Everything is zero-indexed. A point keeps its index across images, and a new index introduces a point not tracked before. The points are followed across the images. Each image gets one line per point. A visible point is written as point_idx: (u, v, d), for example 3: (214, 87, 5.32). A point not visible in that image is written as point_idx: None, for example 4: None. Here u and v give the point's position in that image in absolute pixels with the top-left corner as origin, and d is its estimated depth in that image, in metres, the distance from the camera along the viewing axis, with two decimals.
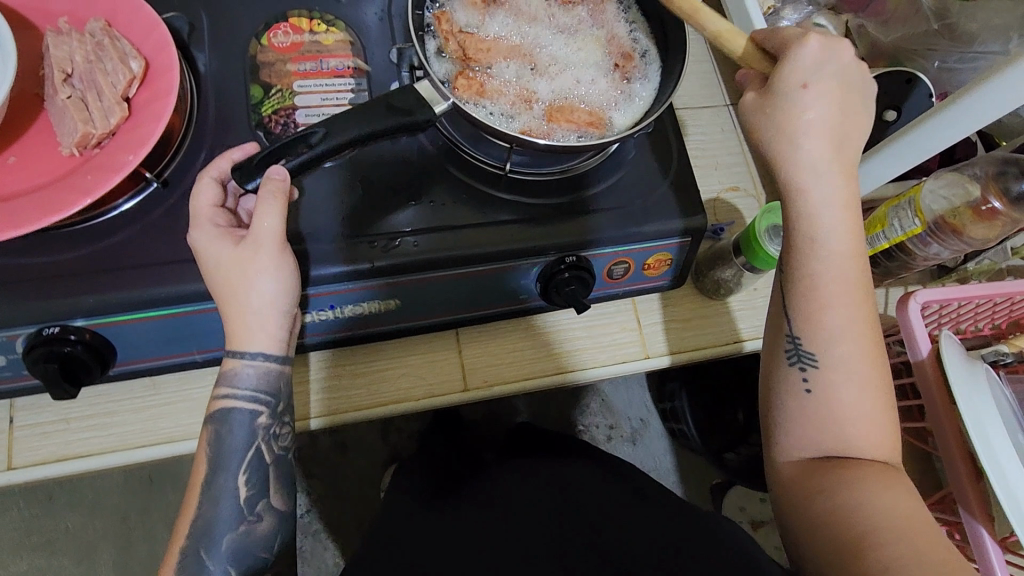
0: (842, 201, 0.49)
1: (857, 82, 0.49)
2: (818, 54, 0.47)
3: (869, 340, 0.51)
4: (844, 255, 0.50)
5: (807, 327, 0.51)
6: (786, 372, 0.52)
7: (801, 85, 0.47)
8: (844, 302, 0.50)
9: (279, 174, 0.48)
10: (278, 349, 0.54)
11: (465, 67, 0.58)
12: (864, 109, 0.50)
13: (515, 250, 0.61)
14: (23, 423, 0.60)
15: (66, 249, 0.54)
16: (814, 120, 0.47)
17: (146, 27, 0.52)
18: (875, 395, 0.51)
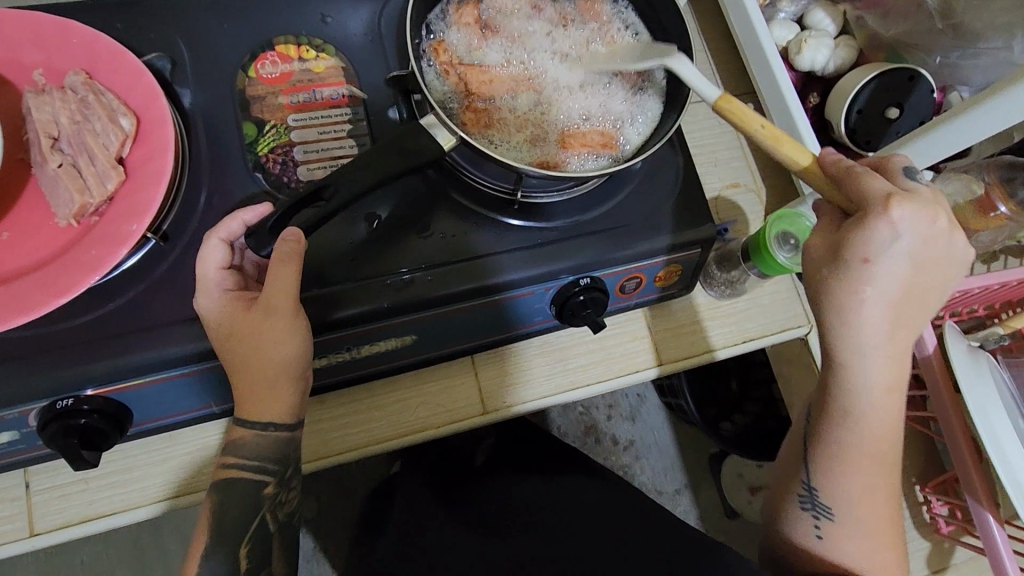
0: (888, 387, 0.49)
1: (937, 258, 0.46)
2: (888, 237, 0.44)
3: (886, 504, 0.53)
4: (879, 429, 0.50)
5: (827, 481, 0.53)
6: (800, 514, 0.55)
7: (864, 262, 0.45)
8: (864, 471, 0.52)
9: (294, 235, 0.48)
10: (289, 416, 0.53)
11: (470, 101, 0.58)
12: (932, 286, 0.48)
13: (530, 278, 0.60)
14: (41, 488, 0.59)
15: (67, 317, 0.51)
16: (873, 301, 0.46)
17: (130, 75, 0.50)
18: (885, 551, 0.52)
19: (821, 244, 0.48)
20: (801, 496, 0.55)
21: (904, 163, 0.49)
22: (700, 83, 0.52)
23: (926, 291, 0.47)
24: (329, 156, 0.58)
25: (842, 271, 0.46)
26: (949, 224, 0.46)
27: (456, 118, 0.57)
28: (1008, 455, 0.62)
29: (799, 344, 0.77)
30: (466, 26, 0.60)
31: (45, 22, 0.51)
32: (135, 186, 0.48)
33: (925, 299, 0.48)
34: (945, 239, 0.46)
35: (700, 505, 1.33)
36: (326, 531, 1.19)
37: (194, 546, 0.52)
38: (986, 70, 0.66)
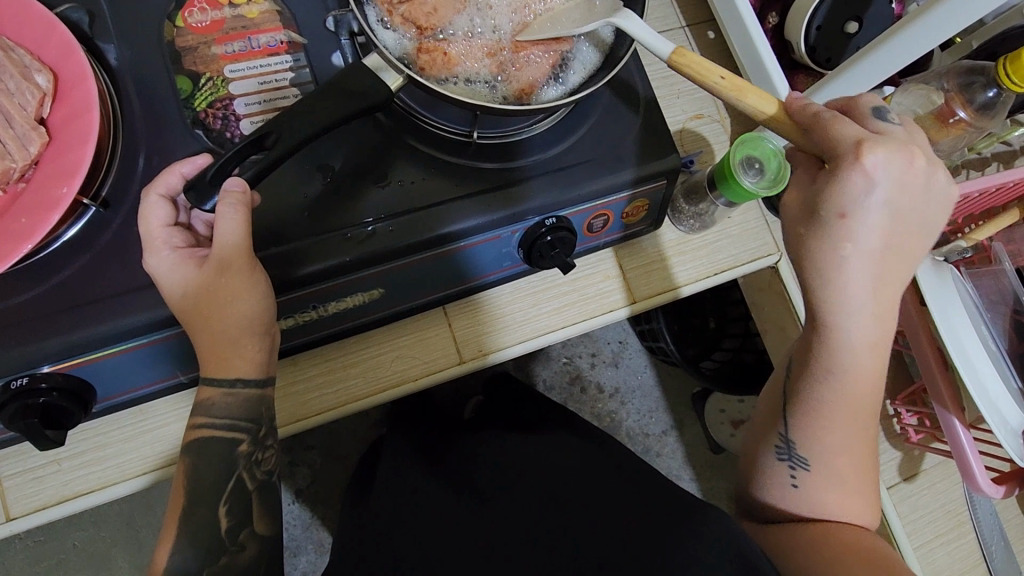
0: (872, 343, 0.48)
1: (919, 199, 0.45)
2: (865, 184, 0.43)
3: (861, 452, 0.54)
4: (863, 386, 0.50)
5: (803, 440, 0.53)
6: (776, 464, 0.56)
7: (840, 215, 0.44)
8: (845, 428, 0.52)
9: (239, 186, 0.46)
10: (256, 373, 0.52)
11: (422, 40, 0.55)
12: (916, 236, 0.47)
13: (497, 221, 0.58)
14: (12, 472, 0.58)
15: (12, 293, 0.49)
16: (852, 259, 0.45)
17: (41, 29, 0.47)
18: (856, 493, 0.54)
19: (798, 196, 0.47)
20: (777, 448, 0.55)
21: (873, 103, 0.48)
22: (650, 38, 0.49)
23: (910, 238, 0.46)
24: (272, 107, 0.55)
25: (815, 229, 0.45)
26: (927, 158, 0.45)
27: (410, 62, 0.54)
28: (970, 357, 0.64)
29: (770, 272, 0.77)
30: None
31: None
32: (60, 148, 0.45)
33: (907, 247, 0.47)
34: (925, 180, 0.45)
35: (686, 443, 1.37)
36: (320, 497, 1.20)
37: (170, 512, 0.52)
38: None
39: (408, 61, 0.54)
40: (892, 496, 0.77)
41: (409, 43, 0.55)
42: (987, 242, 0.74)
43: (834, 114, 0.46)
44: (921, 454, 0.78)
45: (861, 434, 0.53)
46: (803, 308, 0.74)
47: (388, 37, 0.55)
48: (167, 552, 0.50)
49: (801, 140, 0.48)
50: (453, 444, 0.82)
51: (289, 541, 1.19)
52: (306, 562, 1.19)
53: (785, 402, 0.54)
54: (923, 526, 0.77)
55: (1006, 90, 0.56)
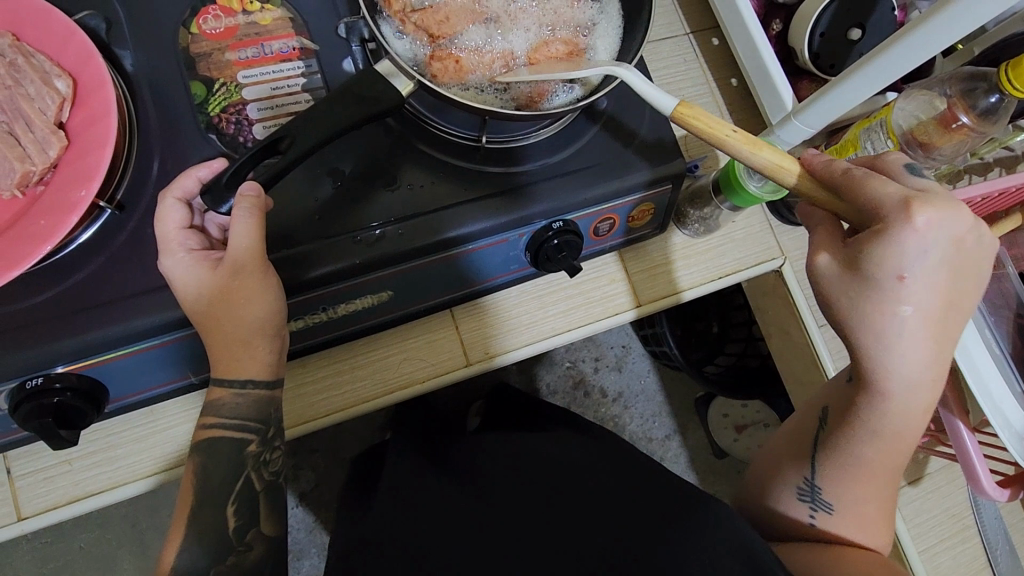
0: (921, 402, 0.49)
1: (970, 262, 0.45)
2: (920, 247, 0.43)
3: (885, 501, 0.55)
4: (901, 441, 0.51)
5: (833, 484, 0.54)
6: (797, 503, 0.57)
7: (898, 277, 0.44)
8: (871, 480, 0.53)
9: (253, 189, 0.47)
10: (267, 373, 0.53)
11: (434, 48, 0.56)
12: (968, 296, 0.46)
13: (505, 225, 0.59)
14: (24, 472, 0.59)
15: (27, 295, 0.50)
16: (908, 319, 0.45)
17: (61, 36, 0.48)
18: (878, 526, 0.55)
19: (840, 257, 0.46)
20: (800, 488, 0.56)
21: (903, 160, 0.48)
22: (655, 95, 0.49)
23: (964, 300, 0.46)
24: (284, 112, 0.56)
25: (864, 290, 0.45)
26: (977, 221, 0.45)
27: (423, 70, 0.55)
28: (973, 361, 0.64)
29: (774, 277, 0.78)
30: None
31: None
32: (79, 152, 0.46)
33: (961, 308, 0.46)
34: (976, 241, 0.45)
35: (689, 447, 1.37)
36: (324, 500, 1.21)
37: (179, 511, 0.52)
38: None
39: (421, 68, 0.55)
40: (896, 499, 0.77)
41: (422, 52, 0.56)
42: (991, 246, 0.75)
43: (867, 171, 0.45)
44: (925, 457, 0.78)
45: (890, 483, 0.54)
46: (807, 311, 0.75)
47: (402, 46, 0.56)
48: (174, 550, 0.51)
49: (830, 200, 0.47)
50: (459, 449, 0.83)
51: (293, 544, 1.20)
52: (310, 565, 1.20)
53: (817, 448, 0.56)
54: (926, 530, 0.77)
55: (1007, 95, 0.57)
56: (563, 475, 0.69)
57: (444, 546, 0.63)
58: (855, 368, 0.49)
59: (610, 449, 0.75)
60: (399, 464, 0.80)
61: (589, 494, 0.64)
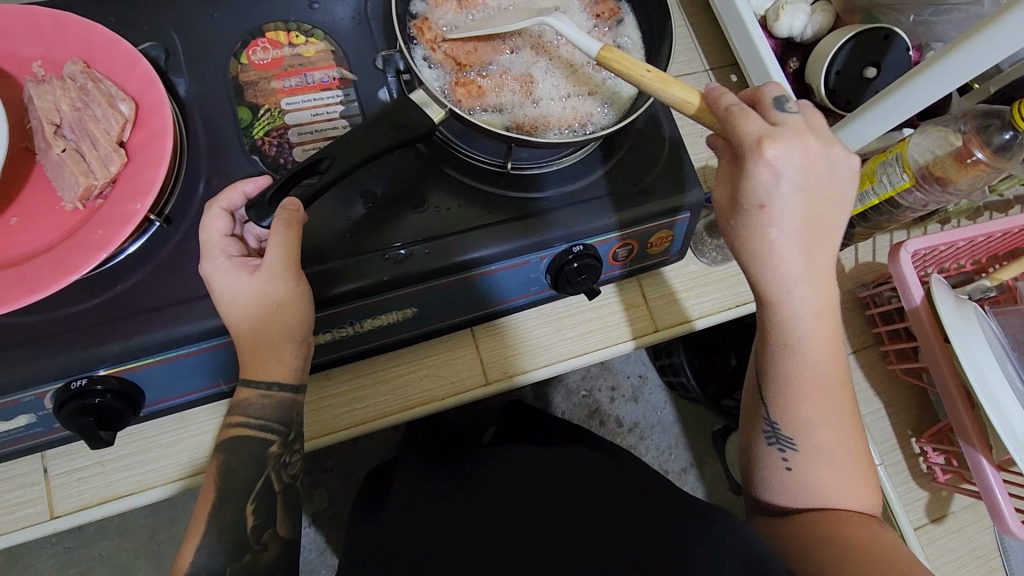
0: (821, 319, 0.49)
1: (827, 176, 0.46)
2: (774, 172, 0.44)
3: (845, 430, 0.54)
4: (818, 357, 0.50)
5: (785, 419, 0.53)
6: (766, 449, 0.55)
7: (759, 204, 0.45)
8: (817, 404, 0.52)
9: (293, 204, 0.50)
10: (293, 377, 0.55)
11: (460, 75, 0.59)
12: (832, 204, 0.47)
13: (525, 245, 0.61)
14: (60, 472, 0.61)
15: (76, 300, 0.53)
16: (781, 240, 0.46)
17: (127, 64, 0.53)
18: (854, 478, 0.54)
19: (722, 194, 0.48)
20: (766, 433, 0.55)
21: (776, 93, 0.48)
22: (581, 37, 0.51)
23: (827, 215, 0.47)
24: (322, 136, 0.60)
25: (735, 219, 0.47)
26: (825, 139, 0.45)
27: (448, 94, 0.59)
28: (996, 396, 0.64)
29: None
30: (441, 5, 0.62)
31: (42, 16, 0.53)
32: (136, 169, 0.50)
33: (825, 217, 0.47)
34: (826, 161, 0.45)
35: (706, 481, 1.35)
36: (337, 520, 1.21)
37: (201, 508, 0.54)
38: (958, 25, 0.69)
39: (446, 93, 0.59)
40: (917, 537, 0.75)
41: (447, 77, 0.60)
42: (1012, 282, 0.75)
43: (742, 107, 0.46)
44: (948, 495, 0.77)
45: (839, 411, 0.53)
46: None
47: (432, 73, 0.59)
48: (193, 546, 0.52)
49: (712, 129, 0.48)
50: (474, 458, 0.84)
51: (303, 564, 1.20)
52: None
53: (761, 388, 0.54)
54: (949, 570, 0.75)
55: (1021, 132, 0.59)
56: (576, 488, 0.69)
57: (455, 558, 0.64)
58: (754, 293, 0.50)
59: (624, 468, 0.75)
60: (413, 479, 0.80)
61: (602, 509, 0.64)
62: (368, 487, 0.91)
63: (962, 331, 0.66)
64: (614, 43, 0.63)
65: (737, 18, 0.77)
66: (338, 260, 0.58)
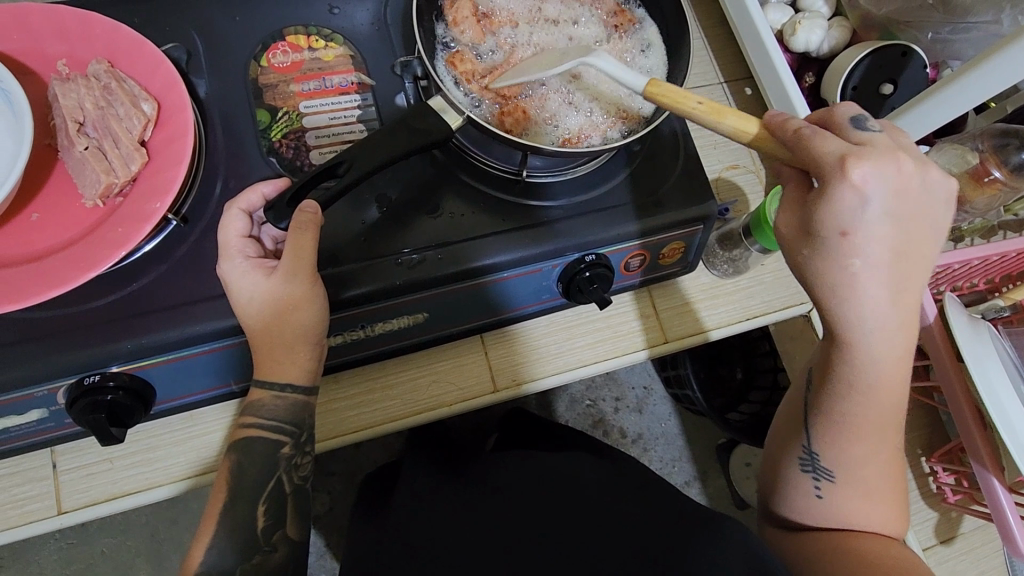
0: (897, 352, 0.47)
1: (917, 208, 0.44)
2: (859, 200, 0.42)
3: (886, 462, 0.53)
4: (883, 394, 0.49)
5: (829, 446, 0.53)
6: (800, 475, 0.55)
7: (841, 233, 0.43)
8: (868, 437, 0.52)
9: (311, 207, 0.50)
10: (306, 379, 0.55)
11: (502, 103, 0.60)
12: (921, 239, 0.45)
13: (541, 253, 0.61)
14: (68, 467, 0.61)
15: (93, 297, 0.53)
16: (861, 271, 0.44)
17: (150, 65, 0.53)
18: (884, 509, 0.54)
19: (793, 220, 0.46)
20: (801, 459, 0.55)
21: (851, 111, 0.46)
22: (627, 75, 0.50)
23: (913, 244, 0.44)
24: (339, 140, 0.60)
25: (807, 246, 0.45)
26: (921, 167, 0.43)
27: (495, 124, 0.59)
28: (1010, 416, 0.63)
29: (802, 321, 0.78)
30: (459, 25, 0.61)
31: (67, 16, 0.54)
32: (157, 169, 0.51)
33: (913, 252, 0.45)
34: (915, 186, 0.43)
35: (709, 495, 1.34)
36: (337, 524, 1.21)
37: (211, 508, 0.54)
38: (977, 43, 0.70)
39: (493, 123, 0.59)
40: (926, 558, 0.74)
41: (489, 105, 0.60)
42: None
43: (816, 130, 0.44)
44: (958, 516, 0.76)
45: (885, 445, 0.52)
46: None
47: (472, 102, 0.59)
48: (204, 546, 0.52)
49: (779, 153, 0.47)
50: (479, 465, 0.84)
51: None
52: None
53: (813, 417, 0.53)
54: None
55: None
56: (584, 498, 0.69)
57: (462, 565, 0.64)
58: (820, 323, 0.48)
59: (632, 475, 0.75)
60: (418, 483, 0.80)
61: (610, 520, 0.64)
62: (370, 491, 0.91)
63: (975, 350, 0.66)
64: (634, 54, 0.63)
65: (753, 32, 0.77)
66: (368, 264, 0.58)
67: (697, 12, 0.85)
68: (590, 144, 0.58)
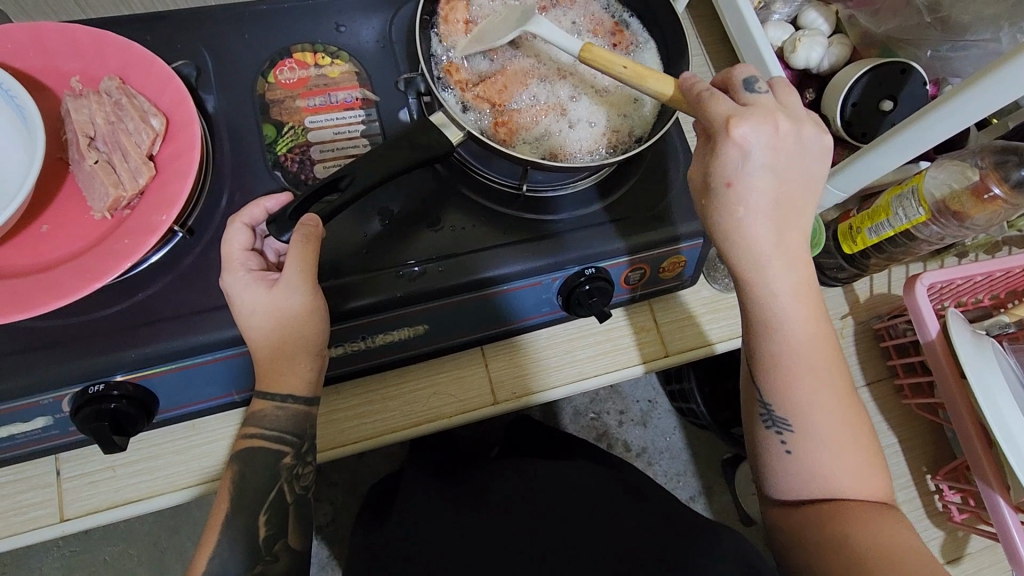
0: (798, 289, 0.49)
1: (797, 158, 0.46)
2: (741, 151, 0.44)
3: (841, 405, 0.52)
4: (801, 331, 0.49)
5: (778, 398, 0.52)
6: (765, 435, 0.54)
7: (727, 182, 0.45)
8: (809, 379, 0.51)
9: (312, 220, 0.51)
10: (307, 389, 0.56)
11: (495, 114, 0.60)
12: (807, 176, 0.47)
13: (540, 267, 0.61)
14: (71, 475, 0.62)
15: (99, 306, 0.54)
16: (752, 214, 0.46)
17: (160, 82, 0.55)
18: (857, 456, 0.53)
19: (695, 174, 0.48)
20: (761, 418, 0.54)
21: (745, 72, 0.48)
22: (562, 40, 0.55)
23: (796, 194, 0.47)
24: (343, 154, 0.61)
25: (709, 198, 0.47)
26: (796, 120, 0.45)
27: (487, 134, 0.60)
28: (1015, 435, 0.62)
29: None
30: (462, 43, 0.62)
31: (81, 35, 0.56)
32: (164, 182, 0.52)
33: (801, 192, 0.47)
34: (794, 139, 0.45)
35: (715, 511, 1.33)
36: (339, 536, 1.21)
37: (214, 517, 0.54)
38: (977, 61, 0.69)
39: (485, 133, 0.60)
40: None
41: (482, 116, 0.60)
42: None
43: (713, 91, 0.46)
44: (965, 535, 0.75)
45: (829, 384, 0.52)
46: None
47: (467, 113, 0.60)
48: (206, 554, 0.53)
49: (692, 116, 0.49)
50: (479, 475, 0.84)
51: None
52: None
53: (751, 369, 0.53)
54: None
55: None
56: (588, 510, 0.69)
57: None
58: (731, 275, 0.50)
59: (639, 486, 0.75)
60: (419, 493, 0.80)
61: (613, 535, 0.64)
62: (372, 503, 0.91)
63: (978, 367, 0.65)
64: (634, 69, 0.64)
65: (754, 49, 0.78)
66: (369, 275, 0.59)
67: (698, 29, 0.86)
68: (589, 161, 0.59)
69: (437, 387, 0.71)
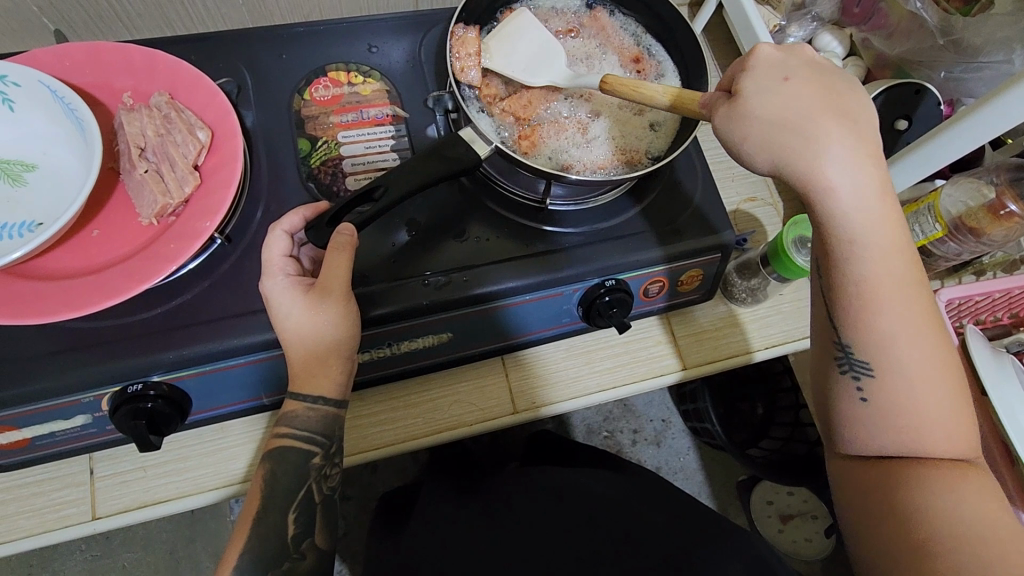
0: (877, 200, 0.46)
1: (838, 79, 0.48)
2: (779, 58, 0.47)
3: (931, 342, 0.48)
4: (880, 248, 0.46)
5: (856, 332, 0.48)
6: (840, 381, 0.50)
7: (782, 79, 0.46)
8: (896, 307, 0.47)
9: (348, 230, 0.53)
10: (338, 392, 0.57)
11: (520, 127, 0.63)
12: (856, 95, 0.47)
13: (561, 278, 0.63)
14: (104, 474, 0.64)
15: (141, 309, 0.56)
16: (814, 111, 0.46)
17: (206, 98, 0.58)
18: (949, 413, 0.48)
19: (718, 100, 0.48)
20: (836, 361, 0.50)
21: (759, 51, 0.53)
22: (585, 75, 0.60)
23: (850, 103, 0.47)
24: (374, 168, 0.64)
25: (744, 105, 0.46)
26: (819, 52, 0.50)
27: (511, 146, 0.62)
28: None
29: None
30: (467, 70, 0.62)
31: (135, 54, 0.60)
32: (208, 191, 0.55)
33: (857, 107, 0.47)
34: (825, 65, 0.49)
35: None
36: (353, 549, 1.21)
37: (245, 514, 0.56)
38: (989, 81, 0.72)
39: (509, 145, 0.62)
40: None
41: (508, 129, 0.63)
42: None
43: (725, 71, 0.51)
44: None
45: (918, 318, 0.47)
46: None
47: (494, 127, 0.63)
48: (237, 550, 0.54)
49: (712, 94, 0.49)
50: (495, 483, 0.84)
51: None
52: None
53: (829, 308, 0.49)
54: None
55: None
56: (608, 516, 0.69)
57: None
58: (795, 190, 0.47)
59: (657, 497, 0.75)
60: (438, 503, 0.81)
61: (633, 543, 0.64)
62: (390, 515, 0.91)
63: (999, 382, 0.66)
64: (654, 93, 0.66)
65: None
66: (395, 284, 0.61)
67: (716, 52, 0.88)
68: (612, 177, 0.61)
69: (456, 395, 0.72)
